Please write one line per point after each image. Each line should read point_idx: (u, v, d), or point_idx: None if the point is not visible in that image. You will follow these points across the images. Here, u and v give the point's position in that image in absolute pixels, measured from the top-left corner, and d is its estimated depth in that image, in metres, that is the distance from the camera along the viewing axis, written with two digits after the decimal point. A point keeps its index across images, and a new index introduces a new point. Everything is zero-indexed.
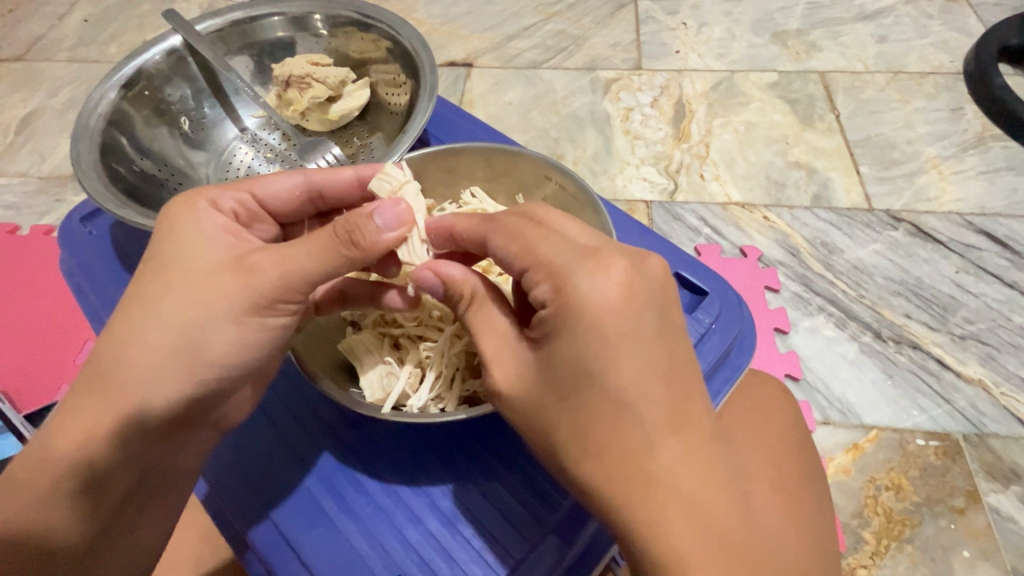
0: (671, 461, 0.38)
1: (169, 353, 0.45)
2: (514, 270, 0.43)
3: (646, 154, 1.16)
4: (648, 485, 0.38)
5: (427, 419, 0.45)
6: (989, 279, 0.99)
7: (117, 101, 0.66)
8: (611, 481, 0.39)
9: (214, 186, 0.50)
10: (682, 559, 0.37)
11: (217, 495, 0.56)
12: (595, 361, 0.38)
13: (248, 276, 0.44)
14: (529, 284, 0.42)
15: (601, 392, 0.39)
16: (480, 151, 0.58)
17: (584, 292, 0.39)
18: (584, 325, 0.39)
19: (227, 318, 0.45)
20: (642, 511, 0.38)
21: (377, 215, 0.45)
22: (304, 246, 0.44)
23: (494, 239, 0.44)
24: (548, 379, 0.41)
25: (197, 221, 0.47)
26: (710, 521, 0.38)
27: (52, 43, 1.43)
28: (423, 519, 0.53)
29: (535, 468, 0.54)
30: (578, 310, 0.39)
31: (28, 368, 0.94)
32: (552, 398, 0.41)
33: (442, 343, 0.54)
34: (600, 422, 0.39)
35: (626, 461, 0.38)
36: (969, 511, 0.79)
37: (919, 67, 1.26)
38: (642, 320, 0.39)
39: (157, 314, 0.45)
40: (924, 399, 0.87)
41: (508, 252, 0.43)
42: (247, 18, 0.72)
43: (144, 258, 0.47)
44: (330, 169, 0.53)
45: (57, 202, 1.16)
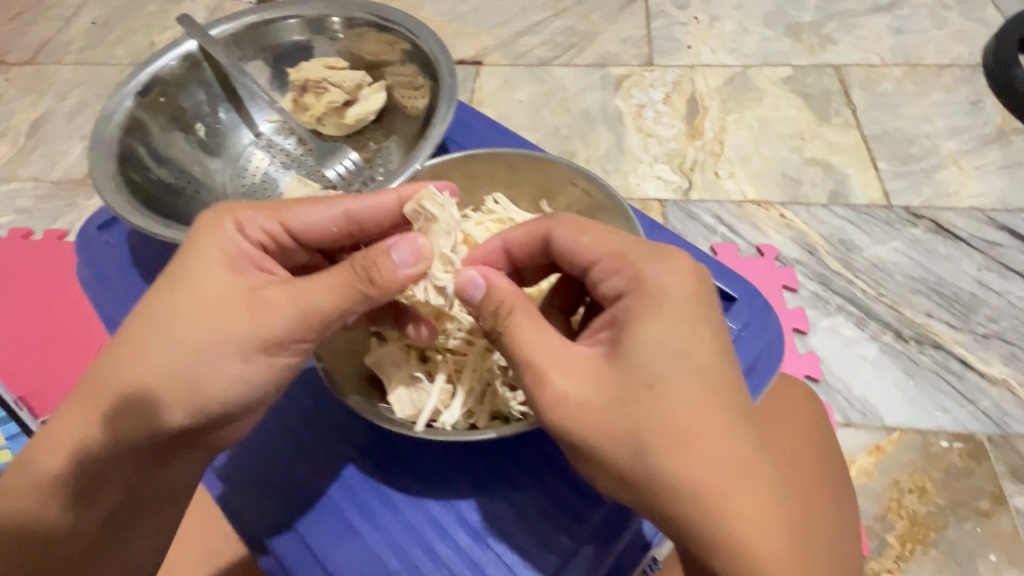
0: (744, 447, 0.39)
1: (175, 380, 0.45)
2: (582, 262, 0.47)
3: (660, 151, 1.15)
4: (727, 471, 0.39)
5: (468, 436, 0.45)
6: (1012, 277, 0.97)
7: (132, 109, 0.65)
8: (693, 469, 0.38)
9: (247, 208, 0.49)
10: (757, 541, 0.38)
11: (238, 505, 0.55)
12: (679, 343, 0.41)
13: (263, 312, 0.45)
14: (600, 274, 0.46)
15: (688, 373, 0.40)
16: (503, 157, 0.58)
17: (658, 280, 0.43)
18: (662, 309, 0.42)
19: (236, 353, 0.45)
20: (720, 501, 0.38)
21: (394, 250, 0.45)
22: (323, 285, 0.44)
23: (565, 231, 0.47)
24: (628, 371, 0.40)
25: (222, 243, 0.47)
26: (781, 509, 0.39)
27: (60, 46, 1.43)
28: (452, 533, 0.52)
29: (565, 480, 0.53)
30: (657, 294, 0.43)
31: (46, 373, 0.95)
32: (638, 386, 0.40)
33: (472, 358, 0.54)
34: (682, 408, 0.39)
35: (705, 448, 0.39)
36: (995, 514, 0.78)
37: (937, 60, 1.23)
38: (710, 310, 0.43)
39: (169, 339, 0.45)
40: (947, 399, 0.86)
41: (578, 244, 0.46)
42: (262, 21, 0.71)
43: (161, 277, 0.47)
44: (370, 196, 0.50)
45: (69, 206, 1.16)
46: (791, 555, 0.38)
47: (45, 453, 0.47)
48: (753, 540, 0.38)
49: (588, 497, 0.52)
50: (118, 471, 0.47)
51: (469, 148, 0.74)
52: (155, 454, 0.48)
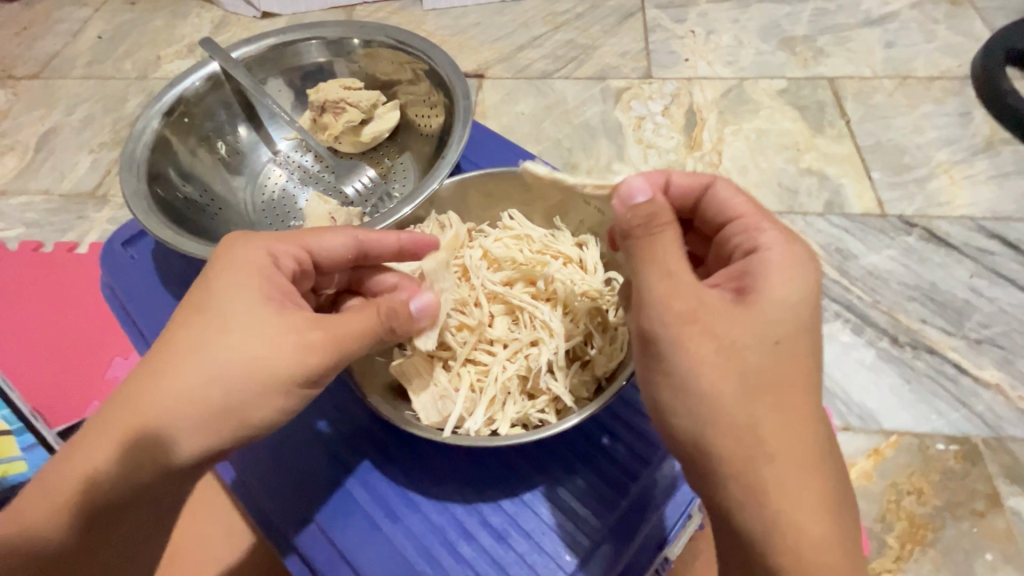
0: (823, 439, 0.43)
1: (214, 411, 0.47)
2: (729, 214, 0.52)
3: (659, 162, 1.18)
4: (810, 445, 0.42)
5: (492, 442, 0.47)
6: (1003, 283, 1.00)
7: (159, 129, 0.67)
8: (782, 432, 0.42)
9: (280, 237, 0.53)
10: (817, 519, 0.41)
11: (266, 508, 0.57)
12: (811, 316, 0.45)
13: (303, 351, 0.47)
14: (741, 229, 0.50)
15: (808, 344, 0.44)
16: (518, 175, 0.60)
17: (804, 254, 0.47)
18: (807, 275, 0.46)
19: (277, 388, 0.48)
20: (792, 481, 0.41)
21: (412, 301, 0.54)
22: (354, 322, 0.49)
23: (728, 185, 0.52)
24: (761, 325, 0.43)
25: (257, 276, 0.50)
26: (840, 508, 0.42)
27: (69, 60, 1.45)
28: (475, 535, 0.54)
29: (583, 482, 0.55)
30: (807, 261, 0.46)
31: (62, 384, 0.96)
32: (767, 339, 0.43)
33: (495, 367, 0.56)
34: (793, 374, 0.43)
35: (796, 425, 0.42)
36: (990, 514, 0.81)
37: (927, 72, 1.27)
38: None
39: (211, 368, 0.47)
40: (942, 403, 0.88)
41: (734, 200, 0.52)
42: (282, 43, 0.74)
43: (197, 304, 0.49)
44: (381, 233, 0.56)
45: (79, 218, 1.18)
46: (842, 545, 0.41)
47: (59, 480, 0.47)
48: (814, 516, 0.41)
49: (605, 499, 0.54)
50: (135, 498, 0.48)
51: (481, 165, 0.77)
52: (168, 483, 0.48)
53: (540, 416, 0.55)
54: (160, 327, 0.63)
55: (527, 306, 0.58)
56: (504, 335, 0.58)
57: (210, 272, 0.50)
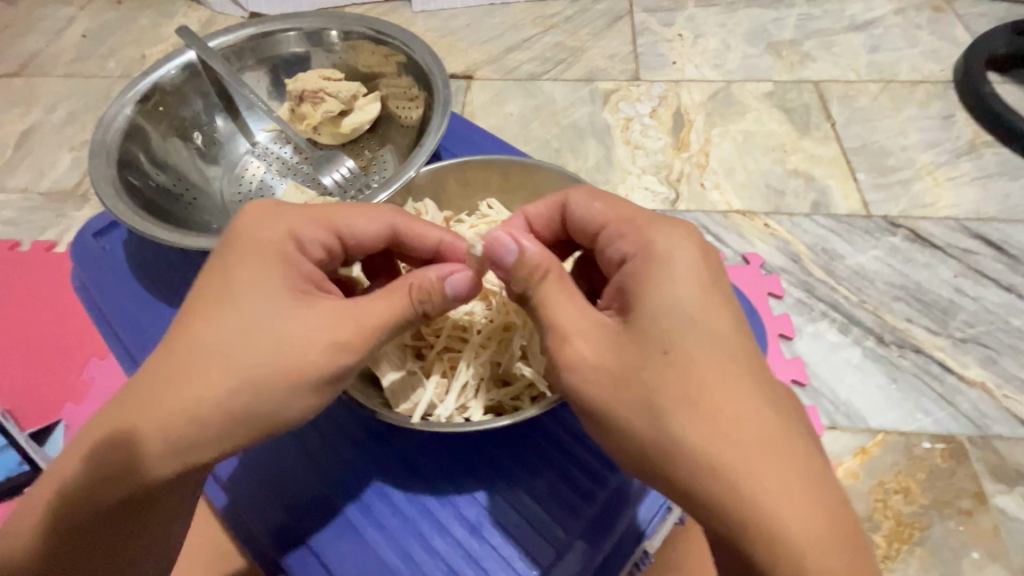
0: (773, 424, 0.40)
1: (236, 412, 0.45)
2: (595, 225, 0.51)
3: (647, 163, 1.18)
4: (749, 438, 0.39)
5: (459, 427, 0.46)
6: (987, 283, 1.01)
7: (132, 116, 0.67)
8: (711, 438, 0.39)
9: (303, 215, 0.51)
10: (785, 512, 0.38)
11: (244, 510, 0.55)
12: (693, 308, 0.43)
13: (334, 348, 0.46)
14: (610, 236, 0.49)
15: (701, 337, 0.42)
16: (498, 164, 0.60)
17: (666, 243, 0.46)
18: (674, 267, 0.45)
19: (305, 388, 0.46)
20: (750, 481, 0.38)
21: (449, 282, 0.49)
22: (384, 309, 0.47)
23: (581, 195, 0.52)
24: (647, 339, 0.42)
25: (280, 266, 0.48)
26: (817, 494, 0.39)
27: (51, 58, 1.43)
28: (449, 528, 0.53)
29: (561, 475, 0.54)
30: (664, 255, 0.45)
31: (37, 385, 0.94)
32: (655, 353, 0.42)
33: (467, 353, 0.55)
34: (700, 376, 0.41)
35: (731, 424, 0.40)
36: (976, 512, 0.80)
37: (911, 76, 1.29)
38: (721, 278, 0.46)
39: (233, 366, 0.45)
40: (928, 402, 0.88)
41: (593, 210, 0.51)
42: (261, 34, 0.74)
43: (201, 295, 0.47)
44: (420, 223, 0.54)
45: (57, 217, 1.16)
46: (822, 530, 0.38)
47: (52, 492, 0.46)
48: (780, 511, 0.38)
49: (583, 491, 0.53)
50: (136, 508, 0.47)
51: (460, 155, 0.76)
52: (173, 489, 0.47)
53: (514, 403, 0.55)
54: (132, 319, 0.62)
55: (499, 291, 0.58)
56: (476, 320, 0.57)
57: (229, 260, 0.48)
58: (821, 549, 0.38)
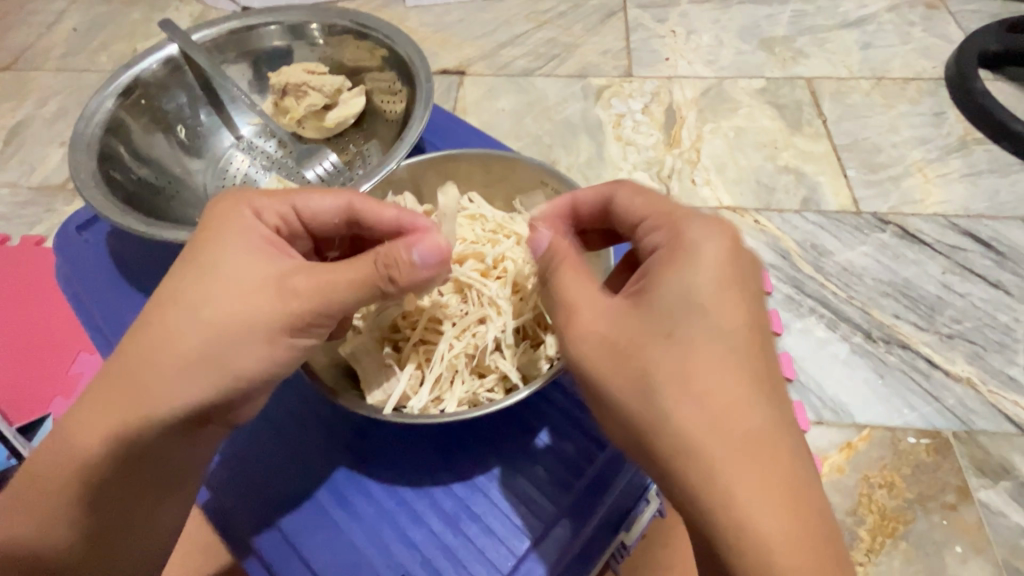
0: (765, 422, 0.40)
1: (194, 365, 0.46)
2: (634, 218, 0.50)
3: (639, 159, 1.18)
4: (737, 430, 0.39)
5: (427, 419, 0.46)
6: (975, 279, 1.01)
7: (114, 109, 0.67)
8: (695, 424, 0.40)
9: (261, 195, 0.52)
10: (757, 507, 0.38)
11: (221, 505, 0.55)
12: (707, 300, 0.43)
13: (288, 297, 0.47)
14: (646, 228, 0.49)
15: (713, 329, 0.42)
16: (479, 157, 0.61)
17: (697, 237, 0.45)
18: (698, 261, 0.44)
19: (260, 340, 0.47)
20: (729, 471, 0.39)
21: (416, 252, 0.48)
22: (344, 273, 0.47)
23: (626, 188, 0.51)
24: (651, 319, 0.43)
25: (243, 228, 0.50)
26: (796, 495, 0.39)
27: (41, 53, 1.42)
28: (426, 519, 0.53)
29: (538, 466, 0.54)
30: (694, 247, 0.45)
31: (26, 380, 0.94)
32: (658, 334, 0.42)
33: (442, 345, 0.55)
34: (700, 362, 0.41)
35: (722, 415, 0.40)
36: (960, 506, 0.81)
37: (902, 73, 1.29)
38: (749, 277, 0.45)
39: (193, 318, 0.46)
40: (914, 397, 0.89)
41: (633, 206, 0.50)
42: (244, 27, 0.74)
43: (181, 263, 0.49)
44: (376, 203, 0.53)
45: (47, 212, 1.15)
46: (795, 530, 0.38)
47: (39, 475, 0.47)
48: (753, 507, 0.38)
49: (560, 481, 0.54)
50: (124, 487, 0.48)
51: (445, 149, 0.76)
52: (151, 462, 0.48)
53: (489, 395, 0.55)
54: (115, 313, 0.62)
55: (474, 283, 0.58)
56: (451, 312, 0.57)
57: (197, 228, 0.50)
58: (792, 548, 0.37)
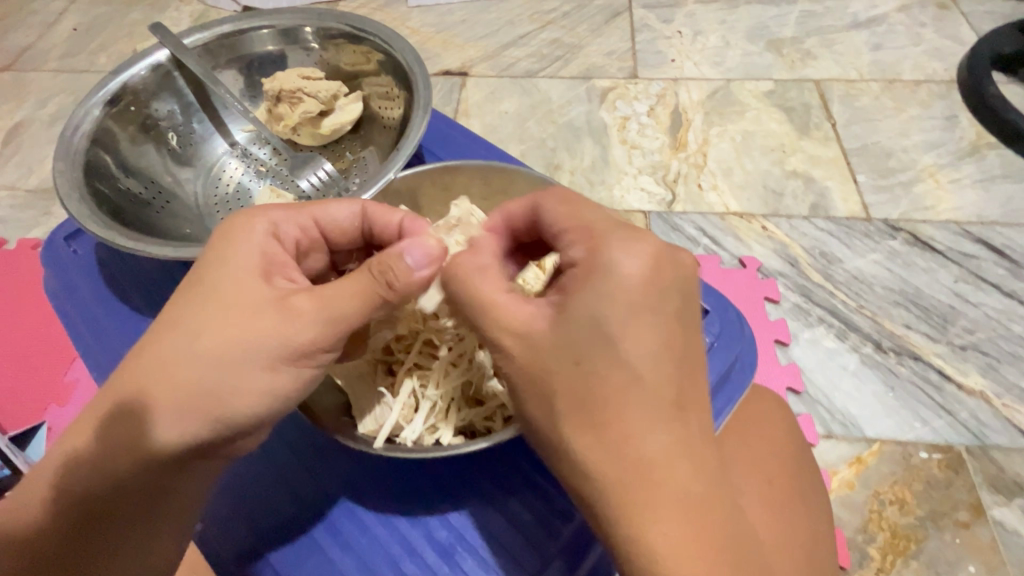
0: (668, 445, 0.39)
1: (195, 391, 0.44)
2: (558, 231, 0.47)
3: (644, 163, 1.15)
4: (638, 455, 0.39)
5: (426, 453, 0.45)
6: (988, 288, 0.99)
7: (101, 118, 0.67)
8: (603, 454, 0.40)
9: (279, 206, 0.51)
10: (654, 527, 0.39)
11: (209, 532, 0.54)
12: (618, 323, 0.40)
13: (290, 317, 0.45)
14: (567, 243, 0.45)
15: (622, 358, 0.40)
16: (476, 169, 0.59)
17: (616, 254, 0.42)
18: (615, 284, 0.41)
19: (263, 363, 0.45)
20: (628, 495, 0.39)
21: (408, 253, 0.45)
22: (347, 291, 0.45)
23: (549, 198, 0.47)
24: (564, 343, 0.41)
25: (251, 245, 0.48)
26: (699, 514, 0.39)
27: (41, 53, 1.41)
28: (419, 551, 0.53)
29: (536, 495, 0.54)
30: (608, 269, 0.41)
31: (19, 387, 0.92)
32: (566, 360, 0.41)
33: (437, 372, 0.54)
34: (611, 390, 0.40)
35: (621, 440, 0.39)
36: (974, 524, 0.79)
37: (914, 75, 1.26)
38: (664, 298, 0.41)
39: (188, 347, 0.45)
40: (925, 410, 0.87)
41: (556, 215, 0.47)
42: (236, 31, 0.73)
43: (184, 285, 0.47)
44: (385, 207, 0.52)
45: (45, 215, 1.14)
46: (691, 546, 0.39)
47: (24, 506, 0.45)
48: (650, 527, 0.39)
49: (559, 512, 0.53)
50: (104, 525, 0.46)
51: (444, 157, 0.75)
52: (154, 492, 0.46)
53: (486, 424, 0.53)
54: (106, 328, 0.62)
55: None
56: (447, 336, 0.56)
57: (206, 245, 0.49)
58: (684, 563, 0.38)
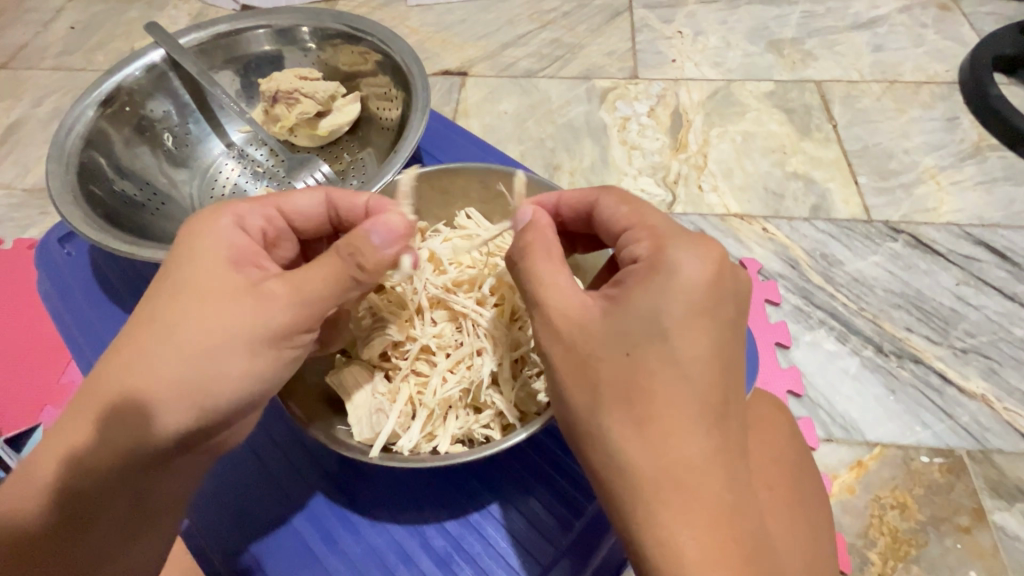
0: (705, 451, 0.39)
1: (174, 383, 0.44)
2: (616, 227, 0.48)
3: (644, 164, 1.15)
4: (674, 456, 0.39)
5: (423, 462, 0.45)
6: (990, 291, 0.98)
7: (95, 120, 0.66)
8: (637, 447, 0.39)
9: (241, 201, 0.50)
10: (684, 533, 0.38)
11: (202, 541, 0.53)
12: (674, 321, 0.41)
13: (268, 304, 0.45)
14: (627, 239, 0.46)
15: (670, 356, 0.40)
16: (476, 173, 0.59)
17: (682, 254, 0.42)
18: (677, 282, 0.41)
19: (242, 348, 0.44)
20: (659, 494, 0.39)
21: (374, 233, 0.45)
22: (320, 274, 0.45)
23: (610, 195, 0.49)
24: (614, 332, 0.41)
25: (219, 234, 0.47)
26: (729, 526, 0.38)
27: (38, 51, 1.40)
28: (416, 559, 0.52)
29: (534, 499, 0.54)
30: (672, 266, 0.42)
31: (15, 388, 0.91)
32: (617, 349, 0.41)
33: (434, 379, 0.53)
34: (654, 384, 0.40)
35: (661, 439, 0.39)
36: (975, 529, 0.78)
37: (915, 77, 1.26)
38: (721, 305, 0.42)
39: (165, 339, 0.44)
40: (927, 414, 0.86)
41: (616, 213, 0.48)
42: (232, 31, 0.72)
43: (157, 278, 0.47)
44: (349, 192, 0.52)
45: (41, 214, 1.13)
46: (721, 557, 0.37)
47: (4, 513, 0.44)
48: (679, 531, 0.38)
49: (559, 518, 0.53)
50: (94, 527, 0.45)
51: (443, 160, 0.74)
52: (139, 489, 0.46)
53: (485, 432, 0.53)
54: (102, 332, 0.61)
55: (469, 313, 0.56)
56: (445, 342, 0.55)
57: (177, 240, 0.48)
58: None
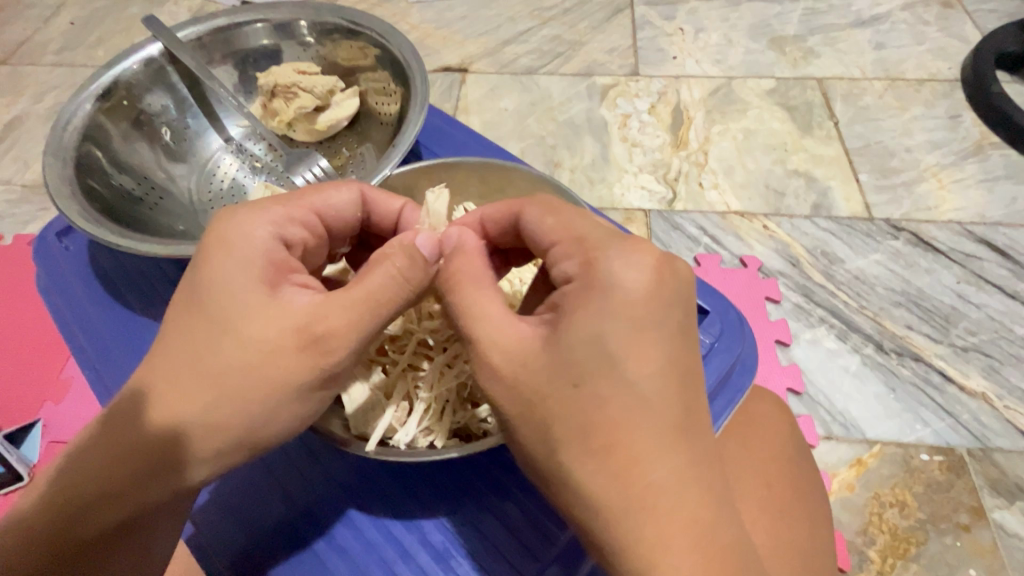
0: (678, 470, 0.38)
1: (227, 425, 0.44)
2: (546, 241, 0.45)
3: (644, 161, 1.14)
4: (645, 480, 0.38)
5: (418, 457, 0.45)
6: (991, 289, 0.98)
7: (93, 113, 0.66)
8: (606, 483, 0.38)
9: (272, 209, 0.47)
10: (666, 556, 0.37)
11: (202, 533, 0.54)
12: (616, 343, 0.40)
13: (316, 349, 0.43)
14: (557, 255, 0.44)
15: (620, 380, 0.39)
16: (474, 167, 0.59)
17: (614, 270, 0.41)
18: (613, 301, 0.40)
19: (296, 392, 0.44)
20: (637, 522, 0.38)
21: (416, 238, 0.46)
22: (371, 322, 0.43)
23: (535, 205, 0.46)
24: (559, 364, 0.40)
25: (257, 258, 0.45)
26: (710, 542, 0.38)
27: (38, 47, 1.39)
28: (413, 554, 0.52)
29: (530, 495, 0.54)
30: (605, 285, 0.41)
31: (14, 385, 0.91)
32: (564, 382, 0.40)
33: (432, 373, 0.53)
34: (610, 413, 0.39)
35: (628, 467, 0.38)
36: (975, 527, 0.78)
37: (916, 74, 1.25)
38: (666, 314, 0.41)
39: (215, 381, 0.43)
40: (927, 412, 0.86)
41: (543, 226, 0.45)
42: (231, 25, 0.72)
43: (196, 309, 0.44)
44: (386, 194, 0.53)
45: (41, 210, 1.13)
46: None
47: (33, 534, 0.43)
48: (661, 555, 0.37)
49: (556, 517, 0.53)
50: (116, 540, 0.46)
51: (441, 155, 0.74)
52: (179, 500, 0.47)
53: (483, 425, 0.53)
54: (100, 327, 0.61)
55: None
56: (443, 335, 0.55)
57: (196, 261, 0.45)
58: None
